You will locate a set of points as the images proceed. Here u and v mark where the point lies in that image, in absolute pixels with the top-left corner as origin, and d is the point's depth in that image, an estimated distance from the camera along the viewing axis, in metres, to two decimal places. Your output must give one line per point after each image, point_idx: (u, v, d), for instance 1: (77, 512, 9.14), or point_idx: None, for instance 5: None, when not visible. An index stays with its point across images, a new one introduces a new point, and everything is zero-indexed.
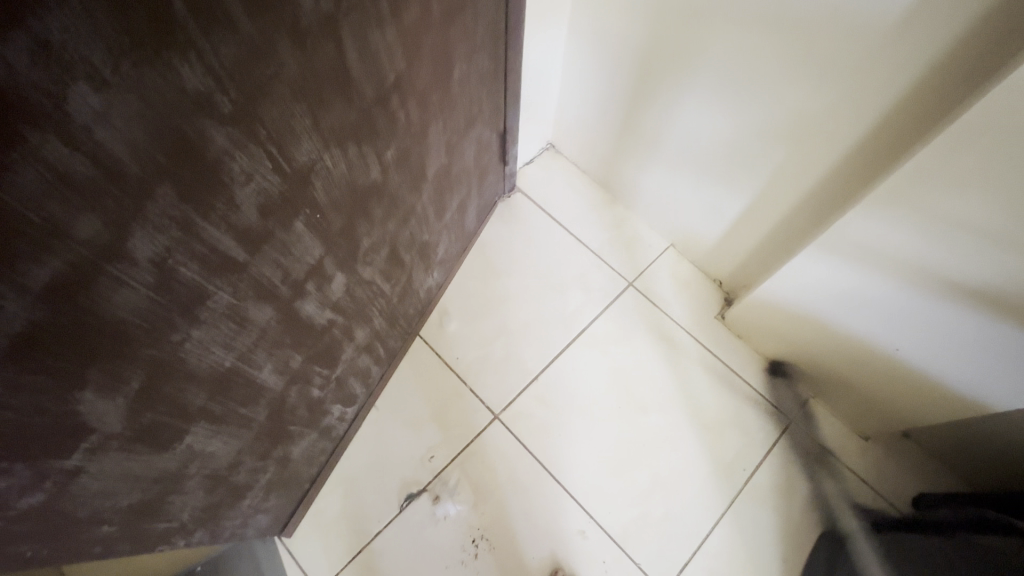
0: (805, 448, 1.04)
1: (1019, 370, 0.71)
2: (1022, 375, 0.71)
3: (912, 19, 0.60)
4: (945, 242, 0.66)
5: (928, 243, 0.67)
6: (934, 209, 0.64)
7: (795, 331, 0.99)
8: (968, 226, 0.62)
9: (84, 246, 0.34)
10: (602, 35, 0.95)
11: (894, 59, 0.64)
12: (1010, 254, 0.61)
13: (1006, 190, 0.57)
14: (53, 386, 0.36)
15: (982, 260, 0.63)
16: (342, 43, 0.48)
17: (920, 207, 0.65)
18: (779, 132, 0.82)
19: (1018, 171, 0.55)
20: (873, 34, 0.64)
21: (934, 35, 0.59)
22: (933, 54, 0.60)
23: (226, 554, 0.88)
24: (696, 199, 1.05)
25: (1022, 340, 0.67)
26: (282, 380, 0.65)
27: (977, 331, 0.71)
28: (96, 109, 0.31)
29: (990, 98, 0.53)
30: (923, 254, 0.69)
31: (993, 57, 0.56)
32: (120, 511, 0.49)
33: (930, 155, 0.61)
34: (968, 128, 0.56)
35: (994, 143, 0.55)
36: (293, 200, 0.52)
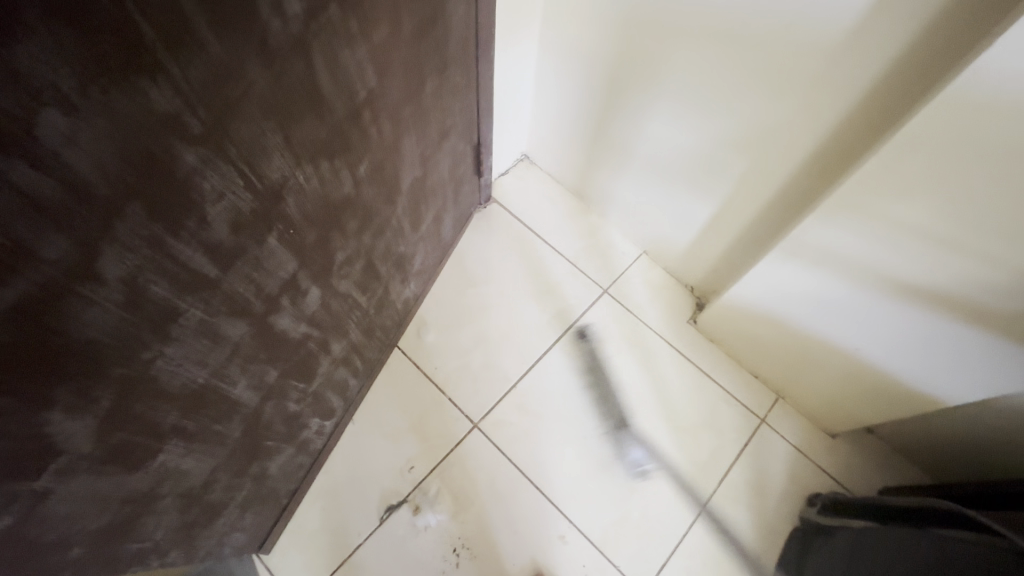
0: (777, 447, 1.08)
1: (969, 365, 0.75)
2: (972, 369, 0.75)
3: (857, 36, 0.64)
4: (896, 245, 0.69)
5: (880, 247, 0.71)
6: (885, 214, 0.68)
7: (763, 333, 1.02)
8: (916, 230, 0.66)
9: (52, 266, 0.34)
10: (571, 50, 0.98)
11: (844, 73, 0.68)
12: (954, 255, 0.65)
13: (948, 195, 0.61)
14: (20, 408, 0.36)
15: (931, 262, 0.67)
16: (313, 61, 0.49)
17: (872, 212, 0.69)
18: (741, 142, 0.86)
19: (958, 178, 0.59)
20: (823, 50, 0.67)
21: (878, 50, 0.63)
22: (877, 68, 0.64)
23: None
24: (665, 207, 1.08)
25: (970, 336, 0.71)
26: (258, 395, 0.65)
27: (930, 329, 0.75)
28: (64, 132, 0.31)
29: (930, 109, 0.57)
30: (876, 257, 0.73)
31: (931, 72, 0.60)
32: (90, 533, 0.48)
33: (879, 163, 0.64)
34: (912, 138, 0.60)
35: (936, 152, 0.59)
36: (266, 215, 0.52)
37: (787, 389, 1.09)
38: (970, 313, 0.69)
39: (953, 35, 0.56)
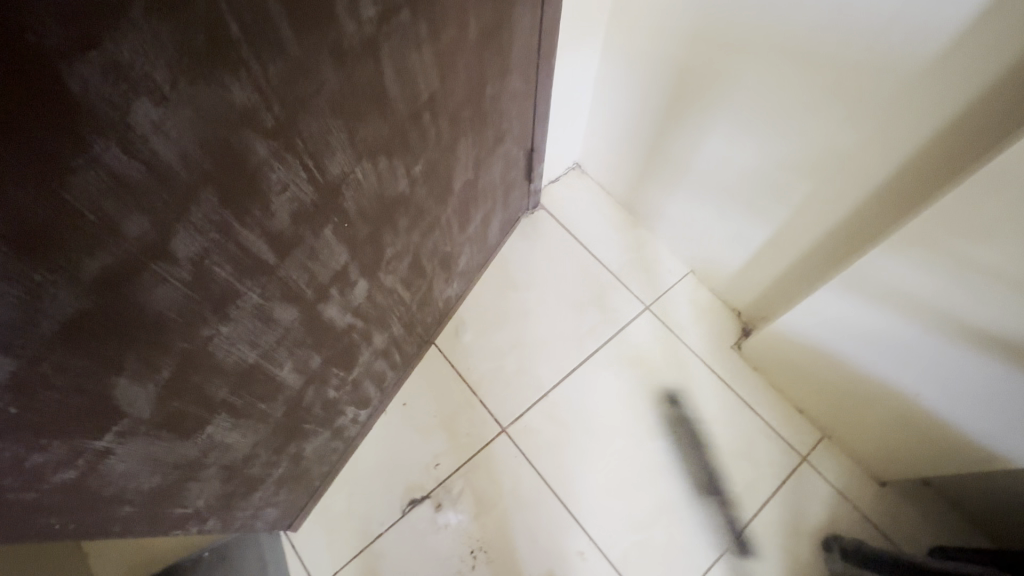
0: (817, 487, 1.02)
1: None
2: None
3: (948, 60, 0.60)
4: (971, 287, 0.64)
5: (953, 286, 0.66)
6: (961, 253, 0.63)
7: (812, 366, 0.97)
8: (995, 271, 0.61)
9: (133, 243, 0.37)
10: (635, 62, 0.97)
11: (927, 98, 0.64)
12: None
13: None
14: (93, 371, 0.39)
15: (1011, 308, 0.62)
16: (381, 61, 0.51)
17: (948, 250, 0.64)
18: (807, 165, 0.82)
19: None
20: (905, 73, 0.64)
21: (969, 75, 0.59)
22: (966, 94, 0.60)
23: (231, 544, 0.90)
24: (719, 227, 1.05)
25: None
26: (301, 379, 0.68)
27: (1003, 381, 0.69)
28: (153, 120, 0.34)
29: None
30: (944, 299, 0.68)
31: None
32: (142, 493, 0.51)
33: (960, 198, 0.60)
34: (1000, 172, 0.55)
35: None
36: (325, 208, 0.55)
37: (832, 428, 1.03)
38: None
39: None
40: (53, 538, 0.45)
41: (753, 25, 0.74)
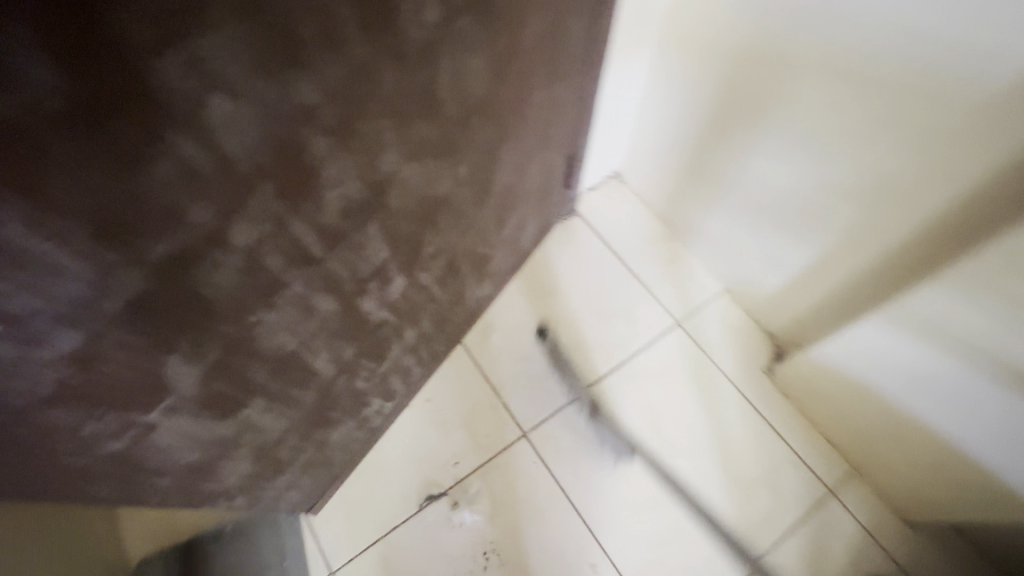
0: (841, 523, 0.98)
1: None
2: None
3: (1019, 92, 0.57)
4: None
5: (1005, 328, 0.66)
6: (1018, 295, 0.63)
7: (846, 399, 0.95)
8: None
9: (195, 230, 0.38)
10: (683, 75, 0.95)
11: (992, 131, 0.61)
12: None
13: None
14: (148, 349, 0.41)
15: None
16: (437, 66, 0.52)
17: (1005, 292, 0.64)
18: (856, 192, 0.79)
19: None
20: (969, 104, 0.61)
21: None
22: None
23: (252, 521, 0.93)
24: (759, 247, 1.02)
25: None
26: (333, 368, 0.69)
27: None
28: (225, 115, 0.35)
29: None
30: (1007, 340, 0.66)
31: None
32: (180, 468, 0.53)
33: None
34: None
35: None
36: (372, 205, 0.56)
37: (864, 462, 0.99)
38: None
39: None
40: (97, 503, 0.47)
41: (812, 46, 0.72)
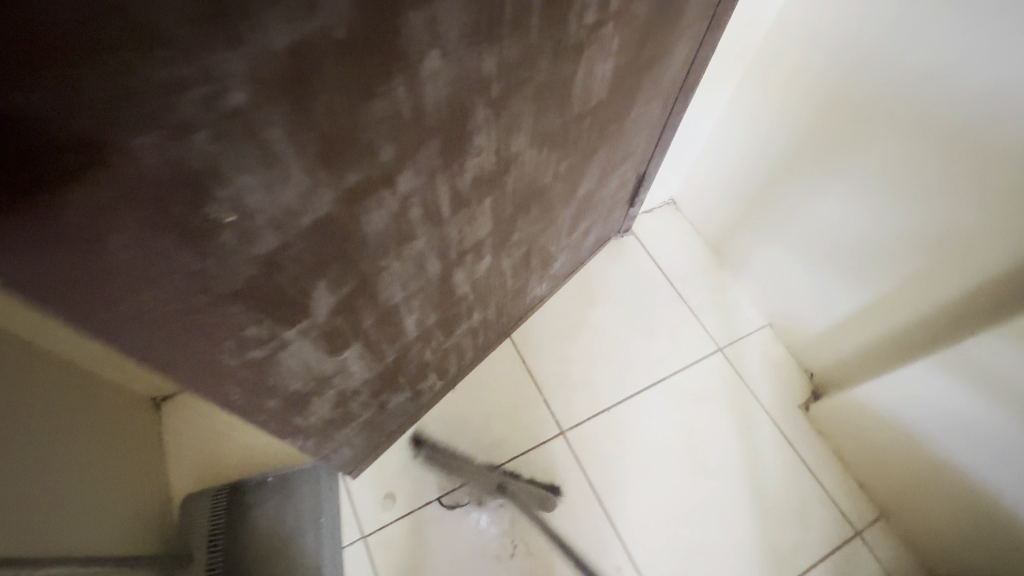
0: (865, 564, 0.98)
1: None
2: None
3: None
4: None
5: None
6: None
7: (880, 439, 0.96)
8: None
9: (379, 167, 0.43)
10: (760, 113, 1.01)
11: None
12: None
13: None
14: (311, 268, 0.45)
15: None
16: (579, 63, 0.57)
17: None
18: (919, 243, 0.82)
19: None
20: None
21: None
22: None
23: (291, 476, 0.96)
24: (812, 287, 1.05)
25: None
26: (416, 331, 0.73)
27: None
28: (433, 70, 0.40)
29: None
30: None
31: None
32: (287, 393, 0.57)
33: None
34: None
35: None
36: (494, 181, 0.61)
37: (892, 506, 1.00)
38: None
39: None
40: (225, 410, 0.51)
41: (894, 97, 0.77)
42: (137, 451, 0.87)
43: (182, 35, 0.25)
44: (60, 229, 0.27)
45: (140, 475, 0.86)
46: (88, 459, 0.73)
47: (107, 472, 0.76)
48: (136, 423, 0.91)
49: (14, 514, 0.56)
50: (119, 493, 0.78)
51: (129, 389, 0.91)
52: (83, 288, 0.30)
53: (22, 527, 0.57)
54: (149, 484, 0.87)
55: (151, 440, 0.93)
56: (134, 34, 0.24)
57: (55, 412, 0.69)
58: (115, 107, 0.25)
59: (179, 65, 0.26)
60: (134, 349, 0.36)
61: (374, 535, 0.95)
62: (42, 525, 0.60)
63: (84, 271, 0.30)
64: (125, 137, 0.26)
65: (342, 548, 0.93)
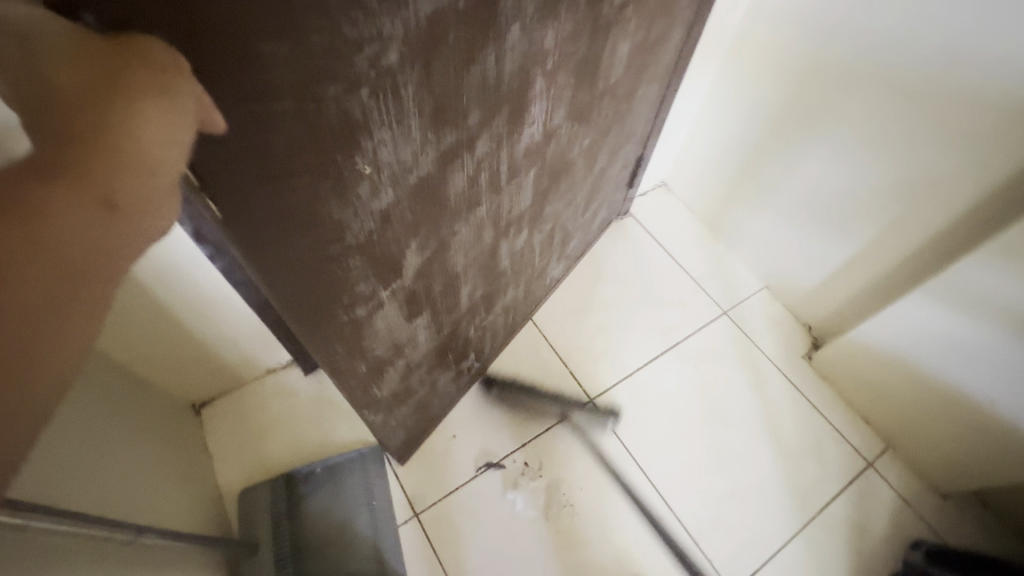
0: (880, 492, 1.07)
1: None
2: None
3: None
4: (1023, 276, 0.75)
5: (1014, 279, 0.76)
6: None
7: (881, 374, 1.05)
8: None
9: (468, 131, 0.49)
10: (742, 91, 1.11)
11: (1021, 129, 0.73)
12: None
13: None
14: (409, 226, 0.51)
15: None
16: (607, 41, 0.64)
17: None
18: (897, 189, 0.92)
19: None
20: (1003, 107, 0.74)
21: None
22: None
23: (339, 464, 0.99)
24: (803, 245, 1.15)
25: None
26: (467, 304, 0.78)
27: None
28: (513, 41, 0.46)
29: None
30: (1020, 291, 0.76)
31: None
32: (373, 357, 0.62)
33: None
34: None
35: None
36: (538, 153, 0.67)
37: (898, 437, 1.09)
38: None
39: None
40: (329, 370, 0.56)
41: (863, 61, 0.87)
42: (188, 451, 0.89)
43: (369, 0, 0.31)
44: (263, 166, 0.33)
45: (192, 473, 0.87)
46: (150, 451, 0.74)
47: (166, 468, 0.78)
48: (184, 427, 0.92)
49: (92, 477, 0.59)
50: (178, 486, 0.79)
51: (172, 395, 0.92)
52: (263, 228, 0.37)
53: (93, 492, 0.58)
54: (201, 483, 0.88)
55: (197, 443, 0.94)
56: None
57: (117, 404, 0.71)
58: (316, 61, 0.32)
59: (363, 27, 0.33)
60: (285, 291, 0.42)
61: (426, 512, 0.98)
62: (116, 495, 0.62)
63: (267, 212, 0.36)
64: (319, 87, 0.33)
65: (397, 526, 0.96)
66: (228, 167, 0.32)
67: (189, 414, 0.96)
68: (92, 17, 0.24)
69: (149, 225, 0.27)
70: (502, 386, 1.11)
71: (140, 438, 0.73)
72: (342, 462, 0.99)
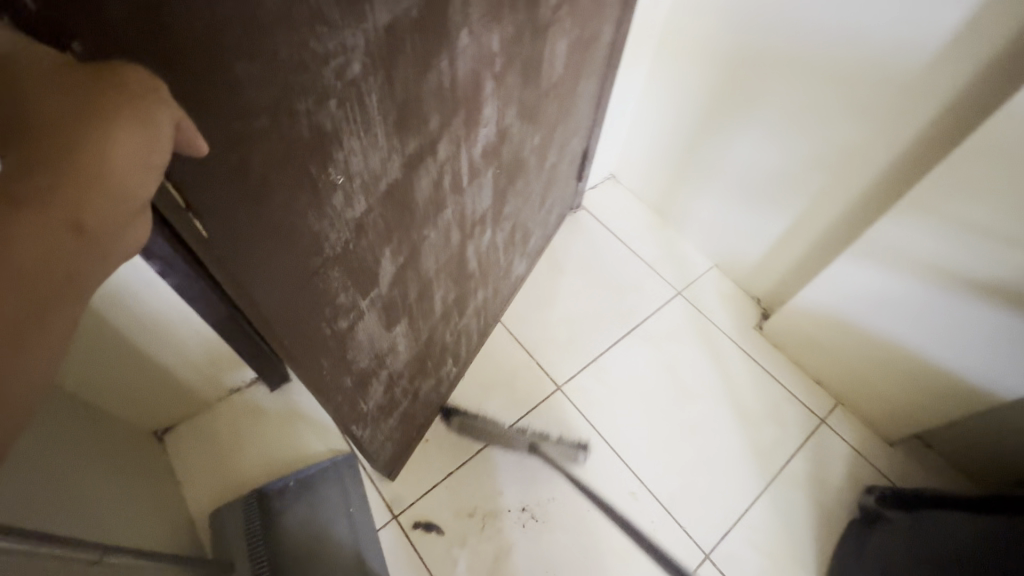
0: (833, 445, 1.16)
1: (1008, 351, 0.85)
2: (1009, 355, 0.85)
3: (935, 65, 0.78)
4: (932, 230, 0.83)
5: (927, 234, 0.84)
6: (944, 208, 0.80)
7: (826, 335, 1.14)
8: (957, 218, 0.79)
9: (430, 135, 0.51)
10: (675, 82, 1.17)
11: (918, 97, 0.82)
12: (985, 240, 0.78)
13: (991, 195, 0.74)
14: (382, 234, 0.52)
15: (967, 246, 0.80)
16: (547, 40, 0.67)
17: (938, 210, 0.81)
18: (821, 161, 1.01)
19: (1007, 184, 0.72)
20: (900, 79, 0.82)
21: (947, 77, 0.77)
22: (947, 92, 0.79)
23: (312, 477, 0.98)
24: (743, 221, 1.23)
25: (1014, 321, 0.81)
26: (441, 309, 0.80)
27: (971, 316, 0.86)
28: (464, 46, 0.48)
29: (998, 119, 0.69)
30: (933, 245, 0.84)
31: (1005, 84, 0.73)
32: (357, 370, 0.63)
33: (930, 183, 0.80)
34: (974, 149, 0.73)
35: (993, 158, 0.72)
36: (494, 153, 0.69)
37: (846, 393, 1.19)
38: (986, 289, 0.81)
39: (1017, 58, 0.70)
40: (317, 386, 0.58)
41: (778, 45, 0.94)
42: (155, 477, 0.86)
43: (329, 14, 0.33)
44: (242, 184, 0.35)
45: (162, 498, 0.84)
46: (115, 481, 0.71)
47: (133, 497, 0.75)
48: (149, 455, 0.89)
49: (68, 501, 0.58)
50: (145, 514, 0.75)
51: (133, 424, 0.89)
52: (242, 242, 0.38)
53: (73, 514, 0.58)
54: (172, 506, 0.86)
55: (163, 471, 0.91)
56: (305, 16, 0.32)
57: (83, 430, 0.70)
58: (287, 78, 0.33)
59: (327, 40, 0.34)
60: (271, 303, 0.44)
61: (405, 513, 0.98)
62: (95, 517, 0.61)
63: (246, 226, 0.38)
64: (291, 100, 0.34)
65: (377, 531, 0.96)
66: (209, 186, 0.33)
67: (152, 445, 0.93)
68: (80, 45, 0.25)
69: (117, 242, 0.28)
70: (463, 412, 1.08)
71: (106, 463, 0.71)
72: (314, 474, 0.98)
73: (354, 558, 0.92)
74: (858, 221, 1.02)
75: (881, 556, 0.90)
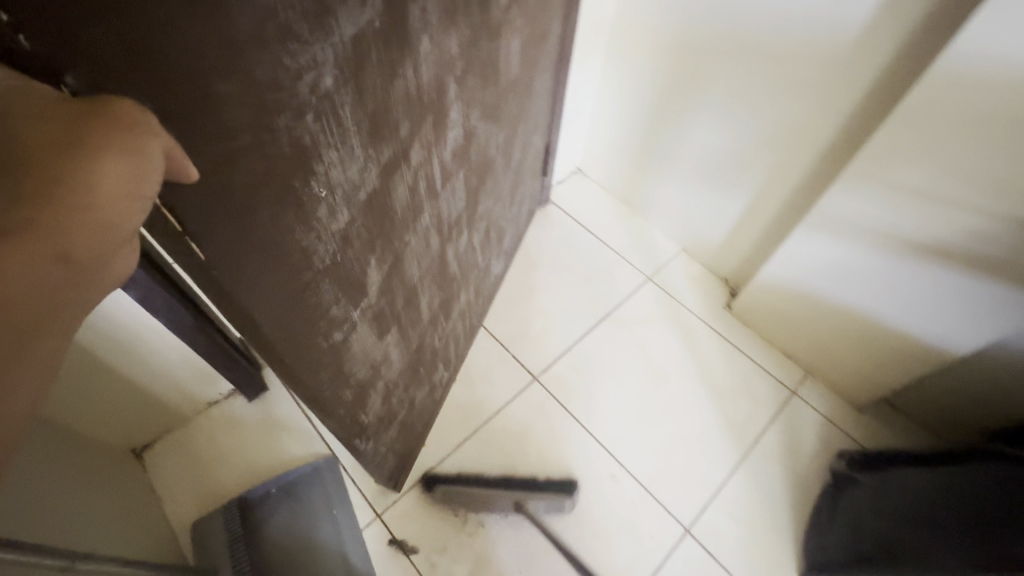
0: (804, 415, 1.22)
1: (953, 309, 0.91)
2: (954, 313, 0.92)
3: (864, 42, 0.83)
4: (875, 199, 0.89)
5: (873, 204, 0.90)
6: (888, 176, 0.86)
7: (790, 309, 1.19)
8: (897, 183, 0.85)
9: (402, 142, 0.52)
10: (628, 73, 1.21)
11: (853, 73, 0.87)
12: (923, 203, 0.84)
13: (924, 162, 0.80)
14: (366, 244, 0.53)
15: (908, 211, 0.86)
16: (502, 40, 0.69)
17: (883, 179, 0.86)
18: (772, 140, 1.06)
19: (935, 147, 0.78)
20: (834, 55, 0.87)
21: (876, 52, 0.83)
22: (877, 65, 0.84)
23: (295, 483, 0.97)
24: (705, 204, 1.27)
25: (954, 280, 0.87)
26: (428, 314, 0.81)
27: (918, 278, 0.92)
28: (426, 51, 0.50)
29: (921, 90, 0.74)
30: (880, 214, 0.90)
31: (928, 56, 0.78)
32: (353, 382, 0.64)
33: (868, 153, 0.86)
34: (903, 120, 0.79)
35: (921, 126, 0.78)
36: (463, 154, 0.71)
37: (814, 364, 1.25)
38: (925, 249, 0.88)
39: (935, 34, 0.76)
40: (313, 399, 0.59)
41: (722, 32, 0.98)
42: (138, 496, 0.85)
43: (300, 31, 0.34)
44: (226, 201, 0.36)
45: (147, 515, 0.84)
46: (104, 501, 0.71)
47: (121, 515, 0.74)
48: (133, 475, 0.88)
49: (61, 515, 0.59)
50: (135, 533, 0.74)
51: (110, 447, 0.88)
52: (228, 258, 0.39)
53: (65, 528, 0.58)
54: (158, 523, 0.85)
55: (145, 490, 0.90)
56: (276, 35, 0.33)
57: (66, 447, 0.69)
58: (264, 98, 0.34)
59: (299, 56, 0.35)
60: (261, 315, 0.45)
61: (389, 512, 1.00)
62: (89, 529, 0.62)
63: (232, 242, 0.38)
64: (269, 117, 0.35)
65: (361, 530, 0.97)
66: (200, 206, 0.34)
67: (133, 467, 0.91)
68: (72, 78, 0.26)
69: (103, 270, 0.28)
70: (445, 483, 1.02)
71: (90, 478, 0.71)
72: (296, 480, 0.97)
73: (339, 557, 0.93)
74: (811, 198, 1.07)
75: (853, 517, 0.96)
